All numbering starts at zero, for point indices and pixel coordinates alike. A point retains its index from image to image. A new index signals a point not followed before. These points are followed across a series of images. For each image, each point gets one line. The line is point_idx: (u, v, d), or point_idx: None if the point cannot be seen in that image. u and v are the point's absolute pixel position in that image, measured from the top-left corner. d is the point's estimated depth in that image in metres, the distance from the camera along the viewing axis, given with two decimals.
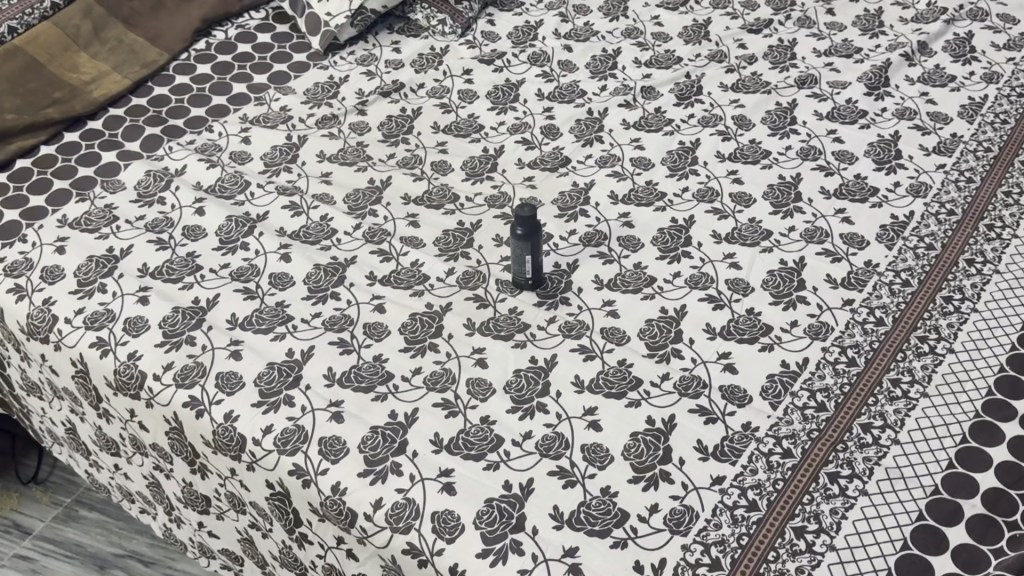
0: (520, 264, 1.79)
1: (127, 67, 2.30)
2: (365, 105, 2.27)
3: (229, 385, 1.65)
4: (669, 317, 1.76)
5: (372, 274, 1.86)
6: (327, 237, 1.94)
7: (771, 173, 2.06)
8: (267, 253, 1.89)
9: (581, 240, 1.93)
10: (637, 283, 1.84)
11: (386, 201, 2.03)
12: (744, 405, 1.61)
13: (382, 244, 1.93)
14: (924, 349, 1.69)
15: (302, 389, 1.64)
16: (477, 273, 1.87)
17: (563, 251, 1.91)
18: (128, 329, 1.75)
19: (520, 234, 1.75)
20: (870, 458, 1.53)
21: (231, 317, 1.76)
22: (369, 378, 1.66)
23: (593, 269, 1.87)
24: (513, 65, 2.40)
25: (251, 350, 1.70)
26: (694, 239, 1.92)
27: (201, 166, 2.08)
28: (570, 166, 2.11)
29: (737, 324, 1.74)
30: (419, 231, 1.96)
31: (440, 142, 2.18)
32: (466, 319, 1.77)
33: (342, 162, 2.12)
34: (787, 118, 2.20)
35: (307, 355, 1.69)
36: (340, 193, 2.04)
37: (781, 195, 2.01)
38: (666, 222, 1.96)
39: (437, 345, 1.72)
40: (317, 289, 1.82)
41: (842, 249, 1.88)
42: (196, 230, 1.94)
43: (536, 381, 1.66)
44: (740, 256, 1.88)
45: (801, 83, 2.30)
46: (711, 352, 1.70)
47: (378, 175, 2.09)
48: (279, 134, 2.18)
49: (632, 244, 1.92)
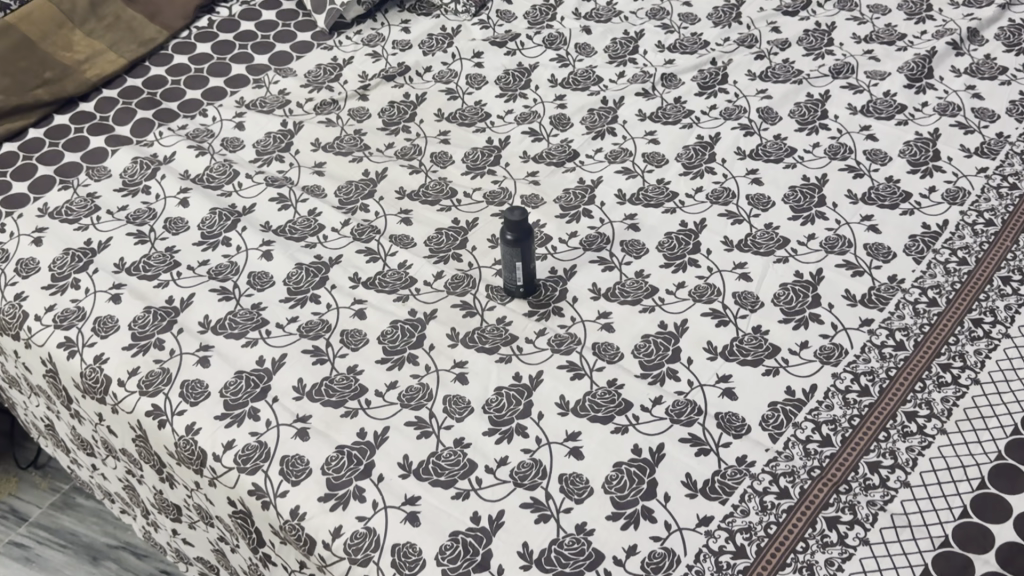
0: (511, 271, 1.68)
1: (123, 46, 2.21)
2: (367, 89, 2.16)
3: (193, 394, 1.56)
4: (667, 333, 1.63)
5: (356, 275, 1.76)
6: (313, 233, 1.84)
7: (794, 172, 1.90)
8: (249, 249, 1.80)
9: (581, 243, 1.81)
10: (637, 293, 1.70)
11: (379, 194, 1.92)
12: (741, 435, 1.48)
13: (370, 243, 1.82)
14: (946, 379, 1.54)
15: (269, 401, 1.55)
16: (467, 278, 1.75)
17: (562, 255, 1.79)
18: (97, 329, 1.67)
19: (510, 240, 1.64)
20: (875, 503, 1.39)
21: (204, 319, 1.68)
22: (340, 392, 1.56)
23: (591, 276, 1.74)
24: (526, 48, 2.26)
25: (221, 357, 1.61)
26: (703, 246, 1.78)
27: (190, 152, 1.99)
28: (577, 161, 1.98)
29: (741, 343, 1.60)
30: (411, 229, 1.85)
31: (442, 131, 2.06)
32: (450, 328, 1.66)
33: (337, 151, 2.01)
34: (817, 111, 2.03)
35: (277, 365, 1.60)
36: (332, 185, 1.94)
37: (802, 198, 1.85)
38: (675, 226, 1.82)
39: (417, 357, 1.62)
40: (296, 290, 1.73)
41: (865, 261, 1.72)
42: (179, 223, 1.85)
43: (517, 402, 1.54)
44: (752, 266, 1.73)
45: (835, 72, 2.12)
46: (709, 375, 1.56)
47: (373, 167, 1.98)
48: (274, 120, 2.08)
49: (636, 249, 1.78)
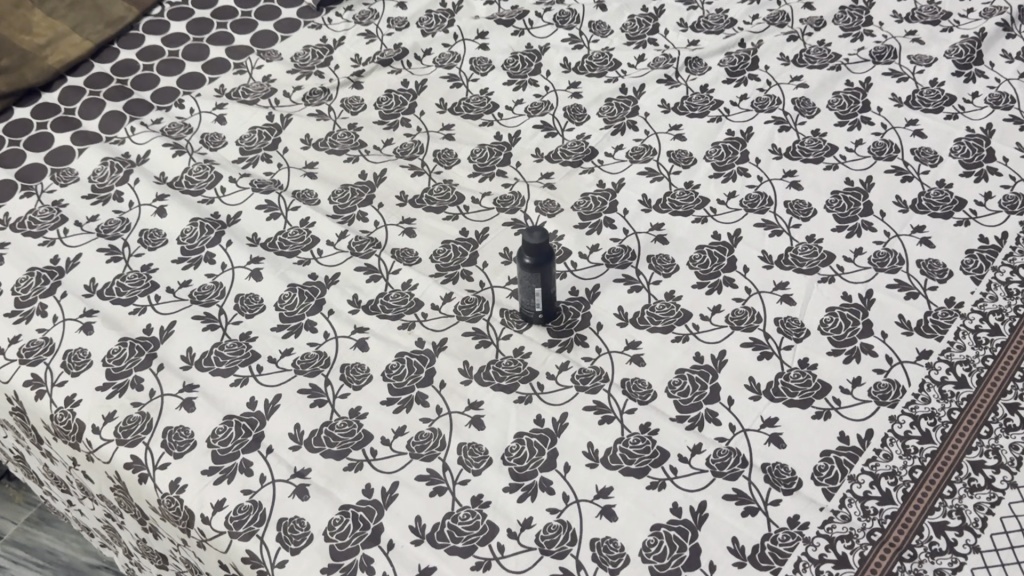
0: (528, 297, 1.51)
1: (88, 27, 2.00)
2: (361, 76, 1.96)
3: (176, 444, 1.40)
4: (704, 368, 1.47)
5: (356, 298, 1.58)
6: (306, 248, 1.66)
7: (835, 175, 1.73)
8: (235, 267, 1.62)
9: (604, 259, 1.63)
10: (669, 319, 1.54)
11: (379, 200, 1.73)
12: (791, 491, 1.33)
13: (370, 259, 1.64)
14: (1015, 422, 1.39)
15: (263, 453, 1.38)
16: (479, 301, 1.58)
17: (583, 273, 1.61)
18: (67, 365, 1.50)
19: (528, 264, 1.46)
20: (943, 572, 1.25)
21: (187, 353, 1.50)
22: (341, 440, 1.40)
23: (616, 298, 1.57)
24: (535, 27, 2.06)
25: (207, 399, 1.44)
26: (739, 263, 1.61)
27: (166, 151, 1.80)
28: (596, 160, 1.80)
29: (787, 380, 1.44)
30: (415, 242, 1.67)
31: (446, 125, 1.87)
32: (462, 362, 1.49)
33: (331, 149, 1.82)
34: (858, 102, 1.85)
35: (271, 408, 1.43)
36: (325, 190, 1.75)
37: (847, 205, 1.68)
38: (707, 239, 1.65)
39: (426, 397, 1.45)
40: (289, 317, 1.55)
41: (918, 281, 1.56)
42: (156, 236, 1.67)
43: (541, 451, 1.38)
44: (795, 287, 1.56)
45: (876, 57, 1.93)
46: (753, 418, 1.41)
47: (371, 168, 1.79)
48: (259, 112, 1.88)
49: (665, 265, 1.61)
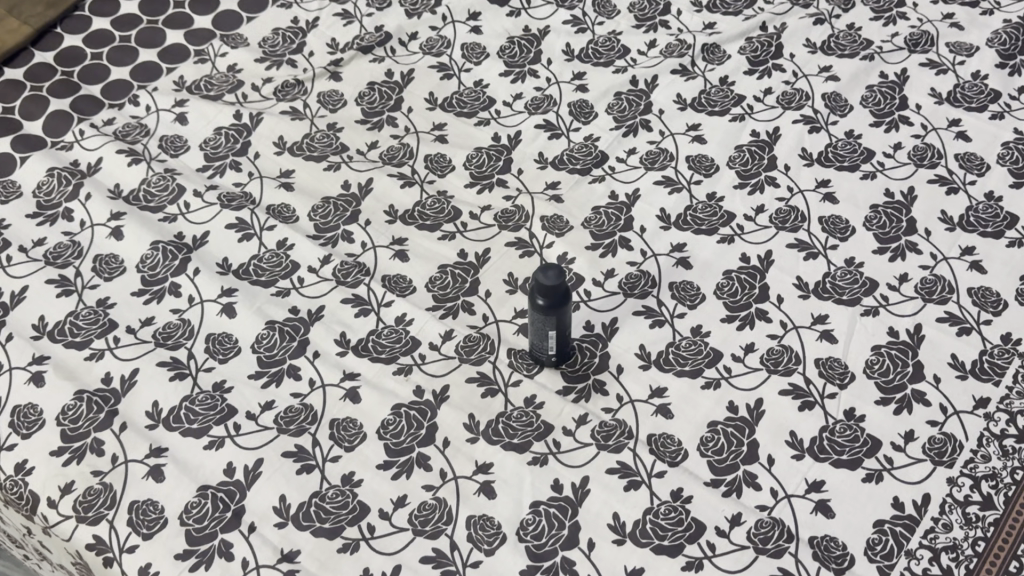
0: (541, 340, 1.33)
1: (26, 8, 1.76)
2: (340, 65, 1.75)
3: (144, 522, 1.22)
4: (740, 421, 1.31)
5: (344, 337, 1.40)
6: (285, 275, 1.47)
7: (873, 185, 1.56)
8: (204, 301, 1.43)
9: (622, 286, 1.46)
10: (697, 361, 1.37)
11: (365, 216, 1.54)
12: (843, 570, 1.18)
13: (358, 288, 1.45)
14: None
15: (244, 532, 1.21)
16: (483, 338, 1.40)
17: (598, 304, 1.44)
18: (16, 424, 1.31)
19: (542, 305, 1.28)
20: None
21: (152, 408, 1.32)
22: (334, 515, 1.23)
23: (637, 334, 1.41)
24: (533, 7, 1.85)
25: (178, 466, 1.27)
26: (772, 292, 1.44)
27: (121, 158, 1.59)
28: (606, 167, 1.61)
29: (833, 436, 1.29)
30: (408, 267, 1.48)
31: (437, 125, 1.67)
32: (467, 415, 1.32)
33: (309, 155, 1.62)
34: (895, 99, 1.67)
35: (252, 476, 1.26)
36: (304, 204, 1.55)
37: (887, 222, 1.51)
38: (735, 262, 1.48)
39: (428, 459, 1.28)
40: (268, 362, 1.37)
41: (970, 313, 1.41)
42: (112, 262, 1.47)
43: (561, 525, 1.23)
44: (836, 322, 1.40)
45: (912, 44, 1.75)
46: (797, 482, 1.26)
47: (355, 177, 1.59)
48: (226, 110, 1.67)
49: (690, 294, 1.44)
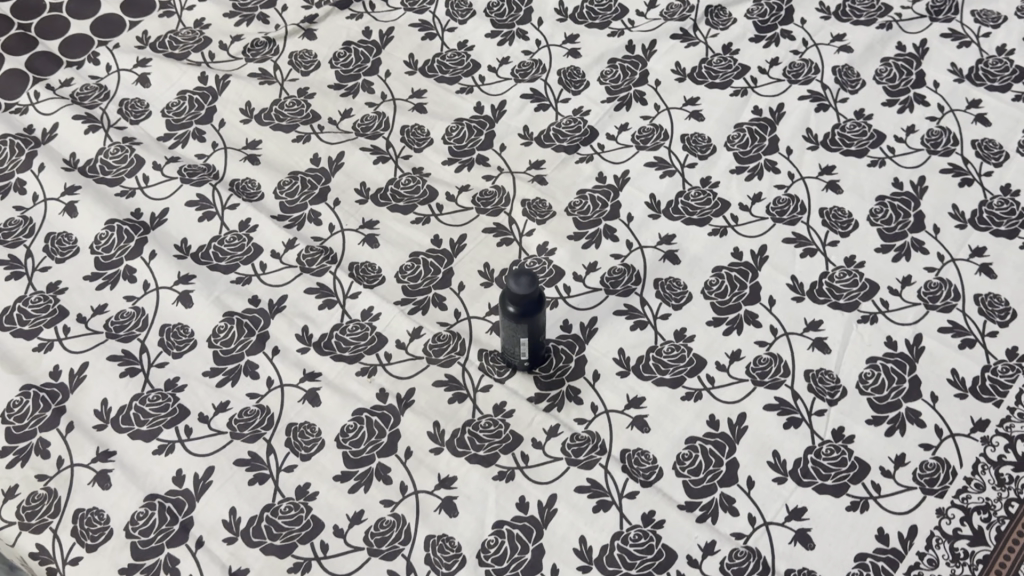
0: (512, 345, 1.25)
1: None
2: (315, 22, 1.63)
3: (89, 533, 1.17)
4: (720, 437, 1.24)
5: (305, 332, 1.32)
6: (246, 260, 1.38)
7: (881, 174, 1.45)
8: (160, 288, 1.35)
9: (604, 281, 1.37)
10: (679, 368, 1.29)
11: (334, 195, 1.45)
12: None
13: (324, 277, 1.37)
14: None
15: (192, 547, 1.16)
16: (453, 337, 1.32)
17: (578, 300, 1.35)
18: None
19: (512, 313, 1.20)
20: None
21: (101, 408, 1.26)
22: (286, 531, 1.17)
23: (618, 336, 1.32)
24: None
25: (126, 473, 1.21)
26: (764, 292, 1.35)
27: (77, 125, 1.50)
28: (595, 145, 1.51)
29: (818, 458, 1.22)
30: (377, 254, 1.39)
31: (416, 91, 1.56)
32: (432, 423, 1.25)
33: (277, 123, 1.52)
34: (911, 74, 1.56)
35: (202, 485, 1.20)
36: (270, 180, 1.45)
37: (893, 216, 1.41)
38: (726, 258, 1.38)
39: (388, 471, 1.21)
40: (225, 357, 1.30)
41: (975, 324, 1.31)
42: (65, 242, 1.39)
43: (524, 548, 1.16)
44: (831, 329, 1.31)
45: (934, 12, 1.63)
46: (777, 508, 1.19)
47: (325, 149, 1.49)
48: (191, 71, 1.56)
49: (676, 292, 1.35)
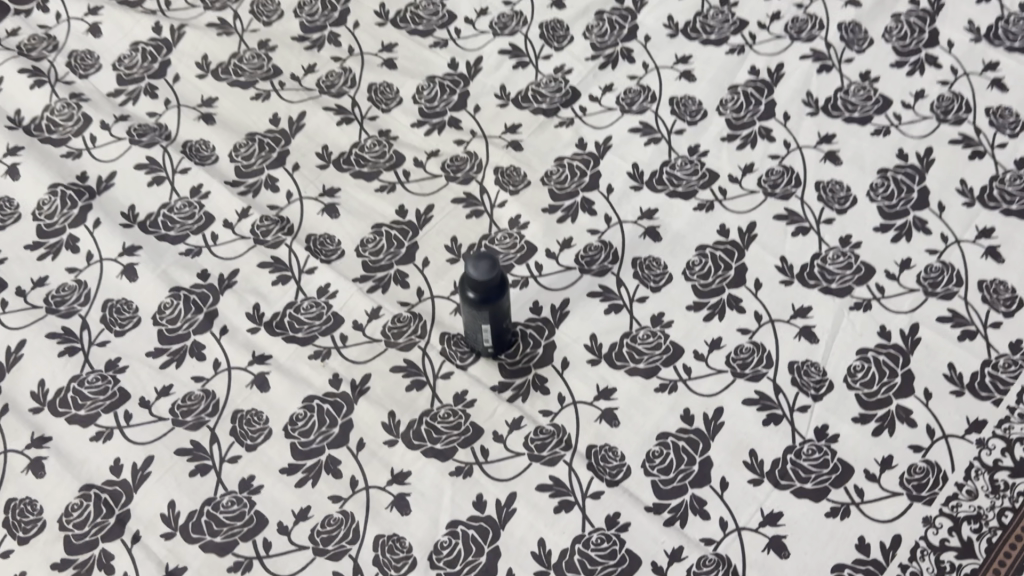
0: (474, 330, 1.17)
1: None
2: None
3: (21, 524, 1.10)
4: (694, 434, 1.15)
5: (256, 311, 1.24)
6: (197, 231, 1.30)
7: (884, 144, 1.34)
8: (104, 260, 1.27)
9: (578, 259, 1.27)
10: (654, 357, 1.20)
11: (294, 160, 1.35)
12: None
13: (279, 250, 1.28)
14: None
15: (127, 542, 1.09)
16: (413, 319, 1.24)
17: (550, 280, 1.26)
18: None
19: (472, 300, 1.11)
20: None
21: (38, 389, 1.19)
22: (227, 528, 1.10)
23: (590, 320, 1.23)
24: None
25: (62, 460, 1.14)
26: (751, 275, 1.25)
27: (22, 79, 1.41)
28: (576, 107, 1.41)
29: (798, 459, 1.13)
30: (337, 225, 1.30)
31: (386, 44, 1.47)
32: (387, 412, 1.17)
33: (235, 79, 1.43)
34: (924, 32, 1.44)
35: (140, 476, 1.13)
36: (225, 142, 1.37)
37: (895, 192, 1.30)
38: (711, 236, 1.28)
39: (339, 464, 1.14)
40: (169, 337, 1.22)
41: (978, 313, 1.21)
42: (6, 207, 1.32)
43: (479, 550, 1.08)
44: (820, 316, 1.22)
45: None
46: (751, 512, 1.10)
47: (286, 108, 1.40)
48: (145, 20, 1.48)
49: (656, 273, 1.26)
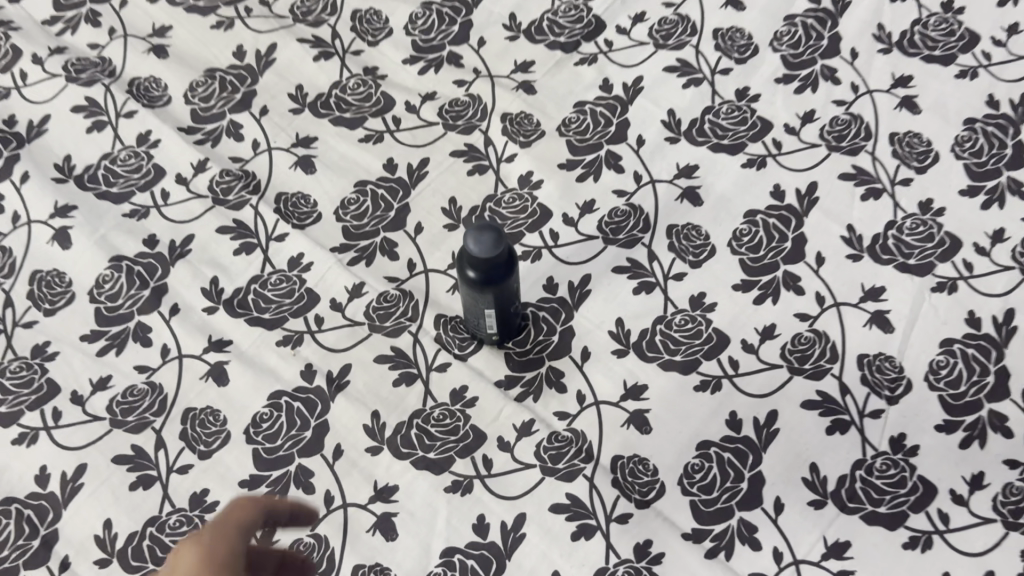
0: (475, 315, 0.96)
1: None
2: None
3: None
4: (742, 444, 0.94)
5: (214, 285, 1.04)
6: (143, 187, 1.10)
7: (971, 89, 1.12)
8: (33, 222, 1.07)
9: (603, 227, 1.06)
10: (693, 347, 0.99)
11: (261, 101, 1.16)
12: None
13: (242, 211, 1.08)
14: None
15: (53, 571, 0.89)
16: (403, 298, 1.03)
17: (568, 252, 1.05)
18: None
19: (472, 280, 0.90)
20: None
21: None
22: None
23: (616, 301, 1.02)
24: None
25: None
26: (811, 247, 1.03)
27: None
28: (601, 41, 1.20)
29: (869, 477, 0.92)
30: (312, 181, 1.10)
31: None
32: (370, 413, 0.97)
33: (192, 5, 1.24)
34: None
35: (70, 489, 0.93)
36: (180, 79, 1.17)
37: (986, 146, 1.08)
38: (762, 200, 1.06)
39: (311, 476, 0.93)
40: (109, 317, 1.02)
41: None
42: None
43: None
44: (895, 299, 1.00)
45: None
46: (812, 542, 0.89)
47: (255, 40, 1.21)
48: None
49: (696, 243, 1.04)
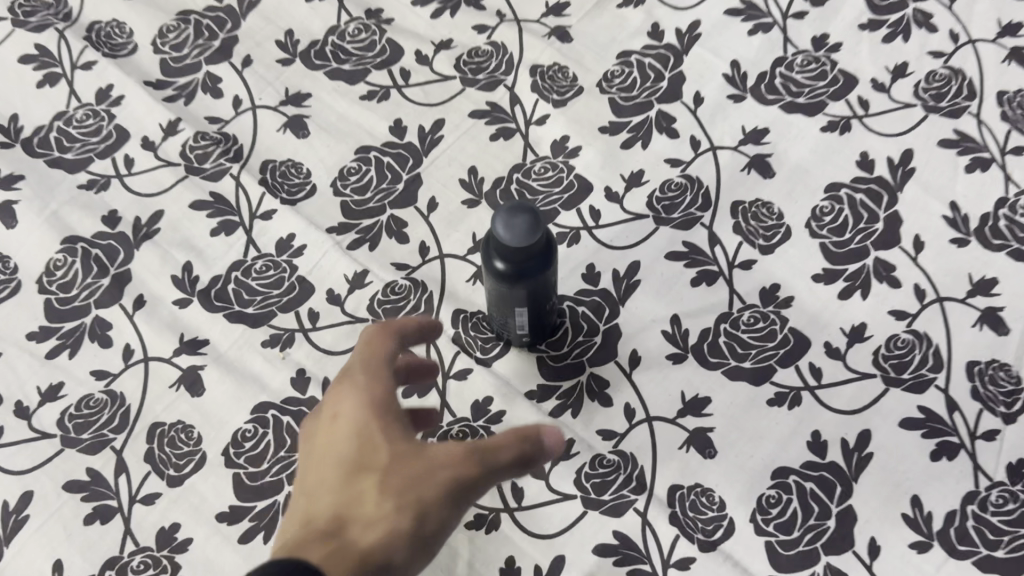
0: (503, 314, 0.78)
1: None
2: None
3: None
4: (826, 471, 0.76)
5: (186, 271, 0.87)
6: (102, 153, 0.93)
7: None
8: None
9: (653, 204, 0.89)
10: (766, 351, 0.82)
11: (245, 51, 0.98)
12: None
13: (221, 182, 0.91)
14: None
15: None
16: (415, 289, 0.85)
17: (612, 235, 0.88)
18: None
19: (501, 275, 0.72)
20: None
21: None
22: None
23: (671, 294, 0.85)
24: None
25: None
26: (907, 230, 0.85)
27: None
28: None
29: (984, 514, 0.73)
30: (305, 145, 0.92)
31: None
32: None
33: None
34: None
35: (13, 524, 0.76)
36: (147, 24, 1.00)
37: None
38: (845, 171, 0.89)
39: None
40: (60, 310, 0.85)
41: None
42: None
43: None
44: (1012, 292, 0.82)
45: None
46: None
47: None
48: None
49: (766, 223, 0.87)
